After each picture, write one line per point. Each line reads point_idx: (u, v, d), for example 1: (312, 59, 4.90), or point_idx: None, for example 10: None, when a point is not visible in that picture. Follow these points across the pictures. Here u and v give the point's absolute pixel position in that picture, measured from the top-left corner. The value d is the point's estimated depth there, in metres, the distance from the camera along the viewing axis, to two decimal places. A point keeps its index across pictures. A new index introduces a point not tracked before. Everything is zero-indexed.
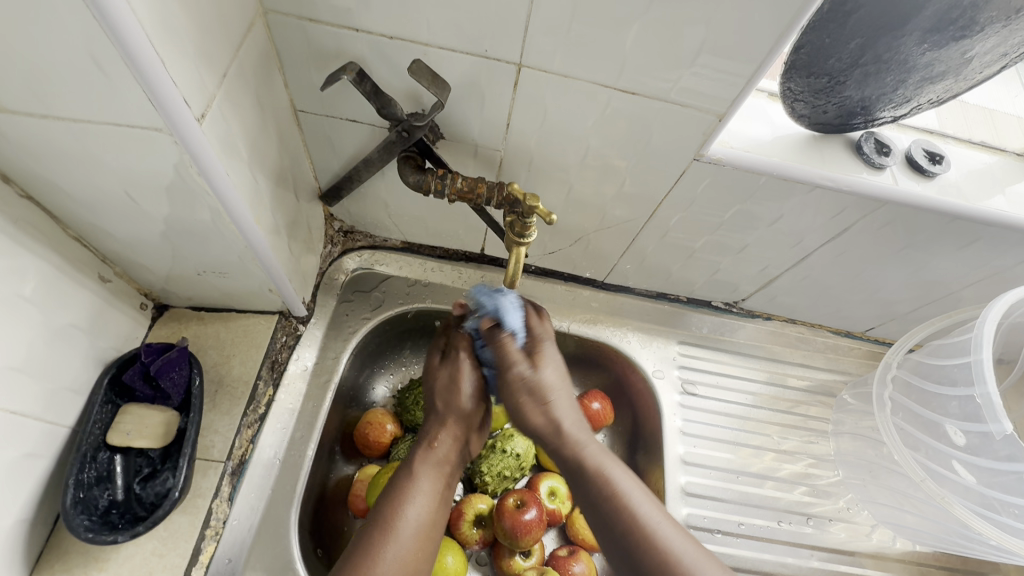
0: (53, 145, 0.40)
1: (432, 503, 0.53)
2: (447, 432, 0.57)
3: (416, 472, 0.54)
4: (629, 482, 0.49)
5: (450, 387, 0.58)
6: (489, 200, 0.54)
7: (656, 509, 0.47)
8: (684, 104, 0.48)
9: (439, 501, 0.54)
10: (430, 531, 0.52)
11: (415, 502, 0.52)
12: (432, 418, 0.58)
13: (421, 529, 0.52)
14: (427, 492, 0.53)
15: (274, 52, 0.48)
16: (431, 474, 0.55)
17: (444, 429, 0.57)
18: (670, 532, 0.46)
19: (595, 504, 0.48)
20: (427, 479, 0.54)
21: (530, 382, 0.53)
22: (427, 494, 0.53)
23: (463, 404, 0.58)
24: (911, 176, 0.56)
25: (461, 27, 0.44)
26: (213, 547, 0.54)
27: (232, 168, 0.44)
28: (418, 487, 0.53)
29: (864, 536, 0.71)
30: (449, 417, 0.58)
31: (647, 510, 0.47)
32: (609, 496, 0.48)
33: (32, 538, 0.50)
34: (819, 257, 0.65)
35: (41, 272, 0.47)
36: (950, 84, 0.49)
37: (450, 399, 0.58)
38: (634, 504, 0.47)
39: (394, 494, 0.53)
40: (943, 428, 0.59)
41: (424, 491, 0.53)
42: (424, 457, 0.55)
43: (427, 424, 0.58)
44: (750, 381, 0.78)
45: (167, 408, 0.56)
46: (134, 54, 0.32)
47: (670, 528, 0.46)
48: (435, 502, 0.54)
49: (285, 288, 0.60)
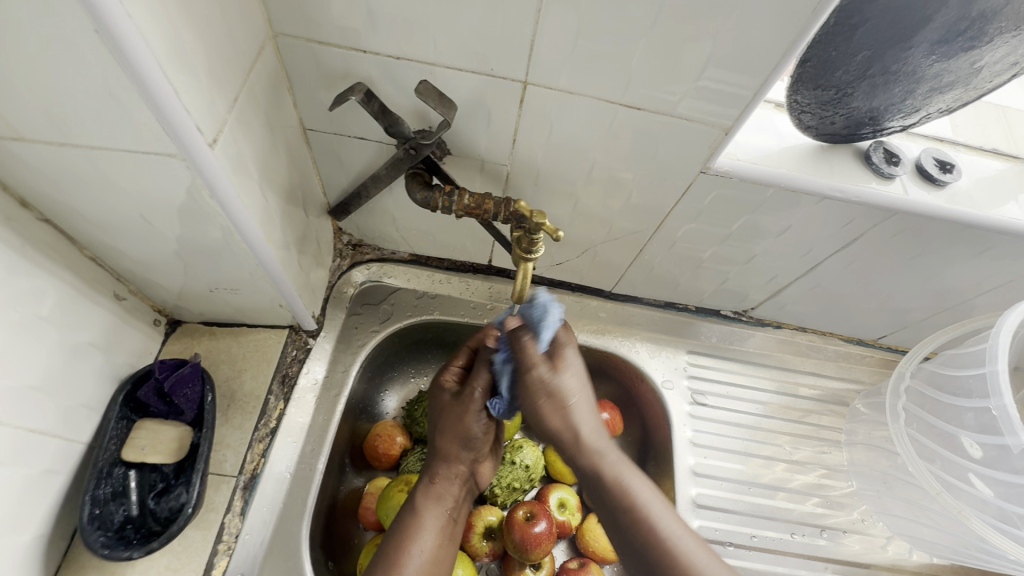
0: (70, 170, 0.40)
1: (437, 538, 0.54)
2: (448, 467, 0.58)
3: (419, 510, 0.55)
4: (656, 501, 0.50)
5: (455, 426, 0.58)
6: (496, 215, 0.54)
7: (676, 519, 0.49)
8: (691, 118, 0.48)
9: (444, 535, 0.55)
10: (438, 563, 0.53)
11: (419, 540, 0.53)
12: (434, 455, 0.58)
13: (429, 563, 0.52)
14: (432, 528, 0.54)
15: (283, 74, 0.49)
16: (435, 511, 0.55)
17: (445, 464, 0.58)
18: (690, 544, 0.48)
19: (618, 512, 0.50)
20: (431, 514, 0.55)
21: (549, 386, 0.53)
22: (431, 530, 0.54)
23: (467, 441, 0.58)
24: (922, 185, 0.56)
25: (467, 46, 0.44)
26: (225, 561, 0.55)
27: (243, 190, 0.45)
28: (421, 524, 0.54)
29: (879, 548, 0.70)
30: (449, 454, 0.58)
31: (665, 519, 0.49)
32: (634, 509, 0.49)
33: (49, 553, 0.51)
34: (829, 266, 0.65)
35: (58, 292, 0.48)
36: (959, 94, 0.49)
37: (454, 437, 0.58)
38: (653, 514, 0.49)
39: (398, 532, 0.53)
40: (959, 441, 0.58)
41: (430, 526, 0.54)
42: (425, 493, 0.56)
43: (430, 457, 0.58)
44: (760, 390, 0.77)
45: (179, 423, 0.56)
46: (149, 84, 0.33)
47: (691, 541, 0.48)
48: (441, 537, 0.54)
49: (295, 303, 0.61)
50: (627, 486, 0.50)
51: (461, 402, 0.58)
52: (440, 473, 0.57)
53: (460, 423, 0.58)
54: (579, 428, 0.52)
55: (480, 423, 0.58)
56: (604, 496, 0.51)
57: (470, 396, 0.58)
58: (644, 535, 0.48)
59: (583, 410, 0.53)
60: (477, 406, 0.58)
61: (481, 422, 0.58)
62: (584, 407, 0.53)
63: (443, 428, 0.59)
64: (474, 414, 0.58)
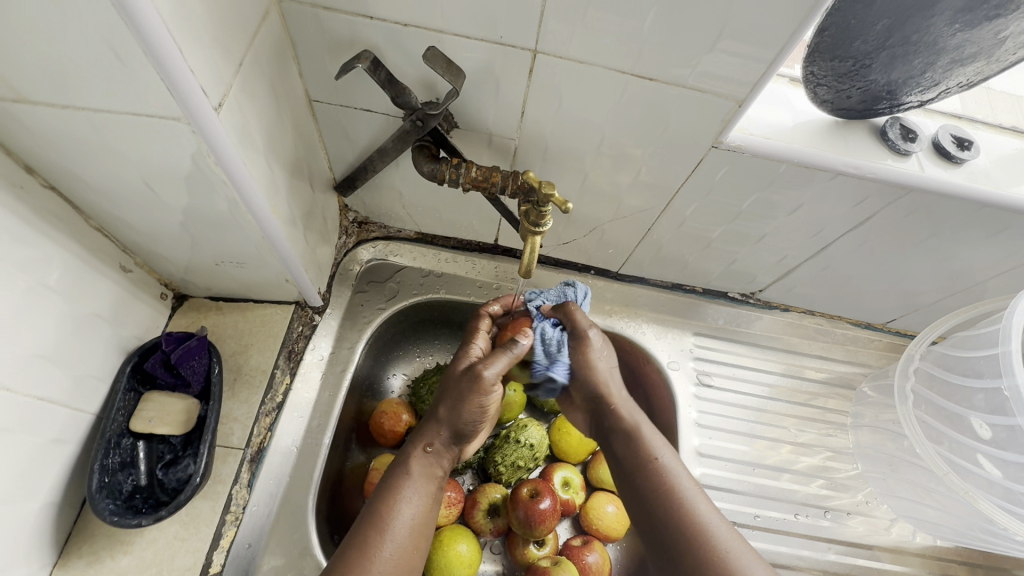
0: (73, 135, 0.40)
1: (425, 504, 0.53)
2: (442, 437, 0.57)
3: (409, 473, 0.54)
4: (685, 476, 0.53)
5: (459, 395, 0.57)
6: (503, 189, 0.53)
7: (691, 480, 0.53)
8: (704, 89, 0.47)
9: (432, 501, 0.54)
10: (420, 535, 0.52)
11: (410, 504, 0.52)
12: (432, 419, 0.58)
13: (415, 529, 0.52)
14: (421, 493, 0.54)
15: (288, 42, 0.48)
16: (424, 478, 0.55)
17: (440, 433, 0.57)
18: (706, 507, 0.50)
19: (637, 475, 0.53)
20: (421, 479, 0.54)
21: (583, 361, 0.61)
22: (418, 496, 0.53)
23: (466, 415, 0.57)
24: (938, 163, 0.54)
25: (476, 13, 0.43)
26: (233, 531, 0.55)
27: (250, 159, 0.45)
28: (412, 489, 0.53)
29: (882, 530, 0.70)
30: (446, 424, 0.57)
31: (684, 481, 0.52)
32: (654, 469, 0.53)
33: (60, 520, 0.51)
34: (839, 246, 0.64)
35: (65, 262, 0.48)
36: (980, 67, 0.48)
37: (455, 407, 0.57)
38: (672, 473, 0.53)
39: (387, 493, 0.53)
40: (968, 422, 0.58)
41: (419, 493, 0.53)
42: (418, 459, 0.56)
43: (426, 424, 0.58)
44: (767, 373, 0.77)
45: (187, 395, 0.57)
46: (153, 42, 0.32)
47: (704, 501, 0.51)
48: (429, 503, 0.54)
49: (301, 278, 0.61)
50: (649, 445, 0.55)
51: (472, 378, 0.57)
52: (433, 441, 0.57)
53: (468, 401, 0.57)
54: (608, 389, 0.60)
55: (486, 402, 0.58)
56: (626, 455, 0.55)
57: (482, 375, 0.57)
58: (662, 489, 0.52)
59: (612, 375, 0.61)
60: (488, 389, 0.57)
61: (484, 402, 0.58)
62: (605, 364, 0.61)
63: (447, 399, 0.58)
64: (480, 393, 0.57)
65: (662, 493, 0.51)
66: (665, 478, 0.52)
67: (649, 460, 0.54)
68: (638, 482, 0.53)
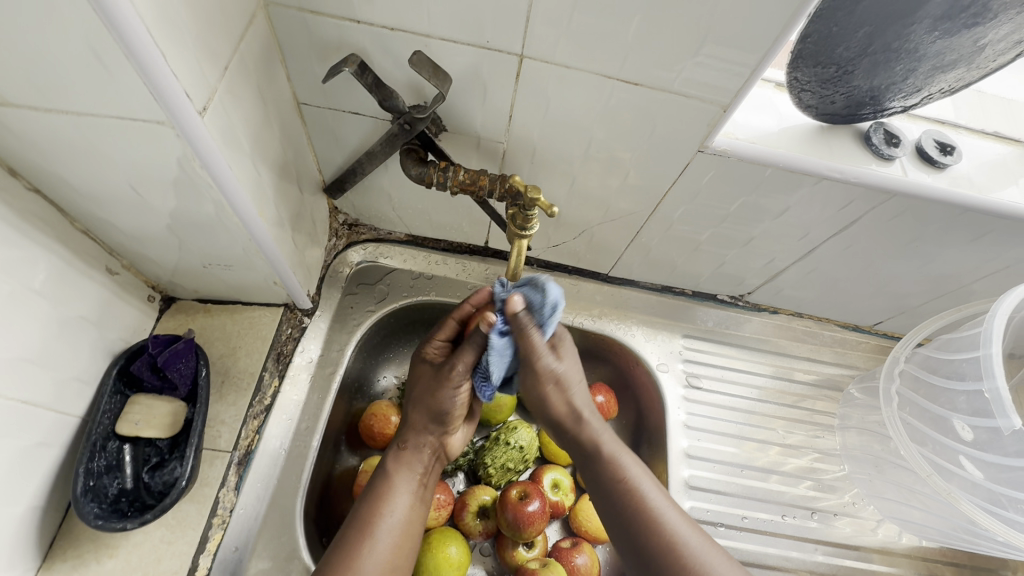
0: (56, 137, 0.40)
1: (408, 502, 0.54)
2: (421, 434, 0.58)
3: (389, 474, 0.56)
4: (652, 487, 0.53)
5: (428, 393, 0.58)
6: (491, 192, 0.54)
7: (667, 499, 0.52)
8: (689, 95, 0.47)
9: (417, 501, 0.55)
10: (408, 531, 0.53)
11: (392, 504, 0.53)
12: (405, 424, 0.59)
13: (397, 527, 0.52)
14: (405, 493, 0.55)
15: (275, 45, 0.48)
16: (408, 478, 0.56)
17: (417, 433, 0.58)
18: (681, 523, 0.51)
19: (611, 494, 0.53)
20: (404, 480, 0.56)
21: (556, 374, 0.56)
22: (403, 493, 0.55)
23: (441, 412, 0.58)
24: (922, 168, 0.55)
25: (463, 19, 0.44)
26: (220, 535, 0.55)
27: (235, 160, 0.45)
28: (394, 489, 0.54)
29: (870, 531, 0.71)
30: (422, 423, 0.59)
31: (656, 497, 0.52)
32: (626, 489, 0.52)
33: (44, 524, 0.51)
34: (826, 249, 0.65)
35: (49, 264, 0.48)
36: (961, 73, 0.48)
37: (427, 405, 0.58)
38: (646, 493, 0.52)
39: (371, 497, 0.54)
40: (951, 424, 0.59)
41: (402, 492, 0.55)
42: (397, 458, 0.57)
43: (404, 427, 0.59)
44: (756, 375, 0.78)
45: (174, 398, 0.56)
46: (134, 44, 0.32)
47: (674, 511, 0.51)
48: (413, 502, 0.55)
49: (290, 281, 0.61)
50: (622, 464, 0.54)
51: (440, 375, 0.58)
52: (411, 442, 0.58)
53: (434, 399, 0.58)
54: (577, 406, 0.57)
55: (454, 396, 0.58)
56: (598, 477, 0.54)
57: (449, 369, 0.57)
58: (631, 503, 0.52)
59: (581, 396, 0.58)
60: (454, 381, 0.57)
61: (456, 396, 0.58)
62: (578, 389, 0.58)
63: (418, 402, 0.59)
64: (450, 390, 0.57)
65: (637, 514, 0.51)
66: (637, 498, 0.52)
67: (622, 480, 0.53)
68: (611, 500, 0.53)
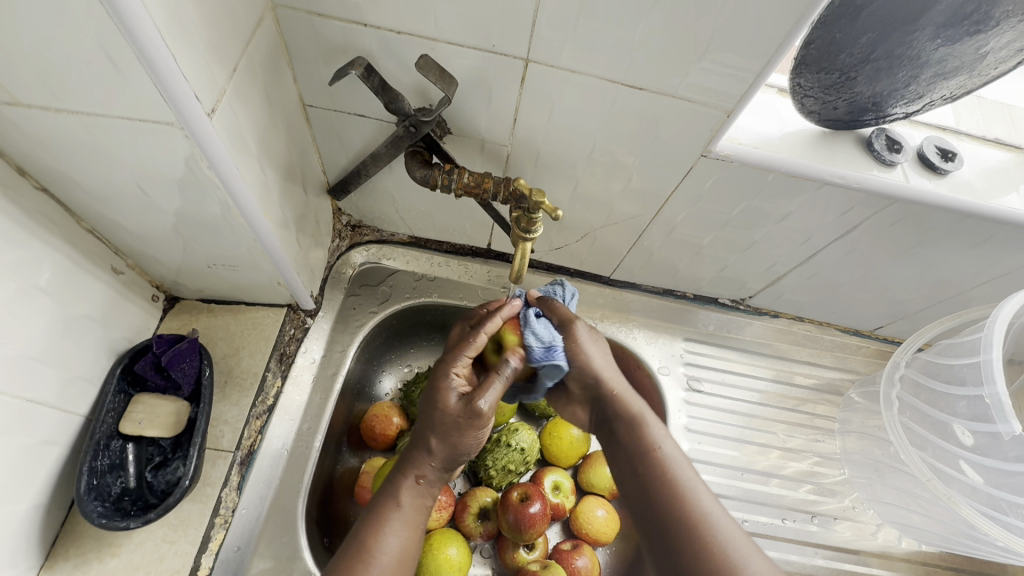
0: (66, 138, 0.40)
1: (413, 540, 0.50)
2: (436, 469, 0.52)
3: (397, 508, 0.50)
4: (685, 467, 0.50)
5: (453, 427, 0.51)
6: (495, 194, 0.54)
7: (694, 473, 0.50)
8: (692, 99, 0.48)
9: (419, 534, 0.51)
10: (407, 566, 0.49)
11: (392, 540, 0.49)
12: (422, 453, 0.52)
13: (400, 563, 0.48)
14: (408, 528, 0.50)
15: (283, 47, 0.48)
16: (413, 510, 0.51)
17: (433, 467, 0.52)
18: (708, 498, 0.48)
19: (638, 464, 0.51)
20: (410, 514, 0.51)
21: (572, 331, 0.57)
22: (409, 531, 0.50)
23: (459, 450, 0.52)
24: (923, 174, 0.55)
25: (469, 23, 0.44)
26: (222, 534, 0.55)
27: (242, 161, 0.45)
28: (397, 523, 0.50)
29: (870, 535, 0.71)
30: (438, 454, 0.52)
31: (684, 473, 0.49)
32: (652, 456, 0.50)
33: (47, 523, 0.51)
34: (828, 254, 0.65)
35: (55, 263, 0.48)
36: (963, 80, 0.49)
37: (450, 442, 0.52)
38: (676, 467, 0.50)
39: (373, 528, 0.49)
40: (951, 428, 0.59)
41: (406, 526, 0.50)
42: (409, 491, 0.51)
43: (413, 452, 0.52)
44: (756, 379, 0.78)
45: (177, 398, 0.57)
46: (146, 48, 0.33)
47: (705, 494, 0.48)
48: (416, 534, 0.51)
49: (294, 282, 0.61)
50: (653, 434, 0.52)
51: (468, 414, 0.51)
52: (422, 472, 0.52)
53: (453, 436, 0.51)
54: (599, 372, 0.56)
55: (477, 438, 0.52)
56: (630, 444, 0.52)
57: (477, 409, 0.50)
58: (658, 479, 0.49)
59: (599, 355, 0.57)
60: (481, 423, 0.51)
61: (477, 439, 0.53)
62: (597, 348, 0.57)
63: (434, 432, 0.52)
64: (476, 429, 0.52)
65: (663, 483, 0.49)
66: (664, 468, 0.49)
67: (651, 449, 0.51)
68: (638, 467, 0.51)
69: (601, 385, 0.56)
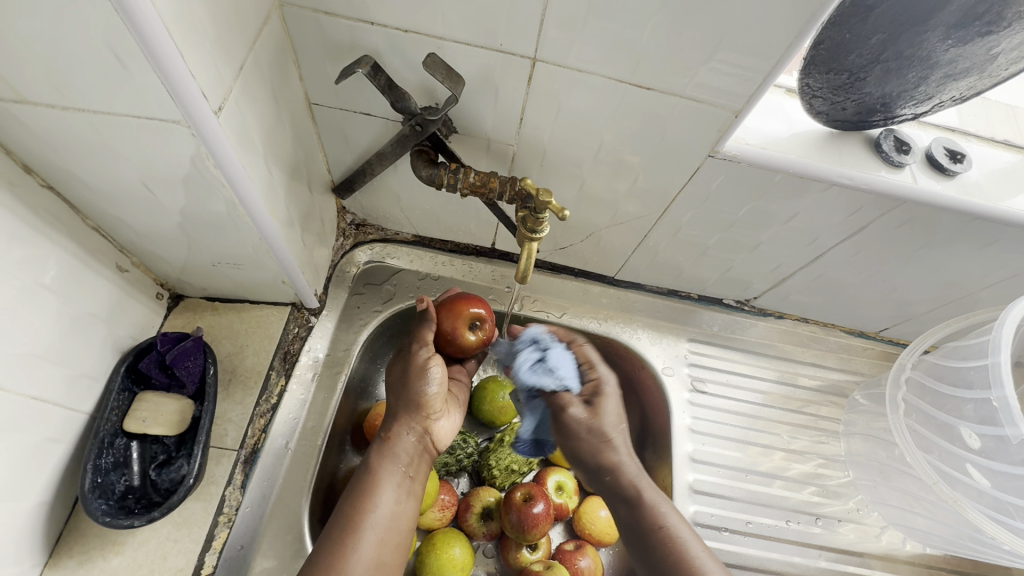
0: (73, 136, 0.40)
1: (393, 495, 0.55)
2: (405, 427, 0.60)
3: (375, 468, 0.56)
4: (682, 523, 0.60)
5: (405, 384, 0.61)
6: (501, 194, 0.54)
7: (693, 535, 0.60)
8: (700, 99, 0.47)
9: (401, 485, 0.56)
10: (395, 516, 0.54)
11: (375, 493, 0.54)
12: (391, 417, 0.61)
13: (385, 514, 0.54)
14: (388, 482, 0.55)
15: (289, 45, 0.48)
16: (390, 464, 0.57)
17: (400, 424, 0.60)
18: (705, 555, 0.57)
19: (648, 537, 0.60)
20: (386, 467, 0.56)
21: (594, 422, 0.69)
22: (390, 488, 0.55)
23: (415, 398, 0.60)
24: (931, 175, 0.55)
25: (477, 22, 0.44)
26: (225, 533, 0.55)
27: (248, 160, 0.45)
28: (377, 479, 0.55)
29: (873, 538, 0.70)
30: (401, 410, 0.61)
31: (682, 530, 0.60)
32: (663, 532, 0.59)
33: (51, 520, 0.51)
34: (834, 255, 0.64)
35: (60, 261, 0.48)
36: (973, 82, 0.48)
37: (407, 397, 0.61)
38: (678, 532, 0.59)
39: (355, 494, 0.54)
40: (958, 431, 0.58)
41: (386, 481, 0.55)
42: (379, 447, 0.58)
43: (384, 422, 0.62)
44: (760, 380, 0.78)
45: (182, 396, 0.57)
46: (154, 46, 0.33)
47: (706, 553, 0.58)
48: (398, 485, 0.56)
49: (298, 280, 0.61)
50: (658, 511, 0.61)
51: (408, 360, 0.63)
52: (393, 431, 0.59)
53: (404, 382, 0.61)
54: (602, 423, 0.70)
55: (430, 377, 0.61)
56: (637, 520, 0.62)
57: (412, 354, 0.63)
58: (663, 543, 0.59)
59: (615, 407, 0.71)
60: (421, 362, 0.62)
61: (428, 381, 0.61)
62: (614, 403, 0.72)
63: (393, 392, 0.62)
64: (424, 375, 0.61)
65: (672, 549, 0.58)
66: (664, 527, 0.60)
67: (658, 524, 0.60)
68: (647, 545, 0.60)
69: (595, 444, 0.69)
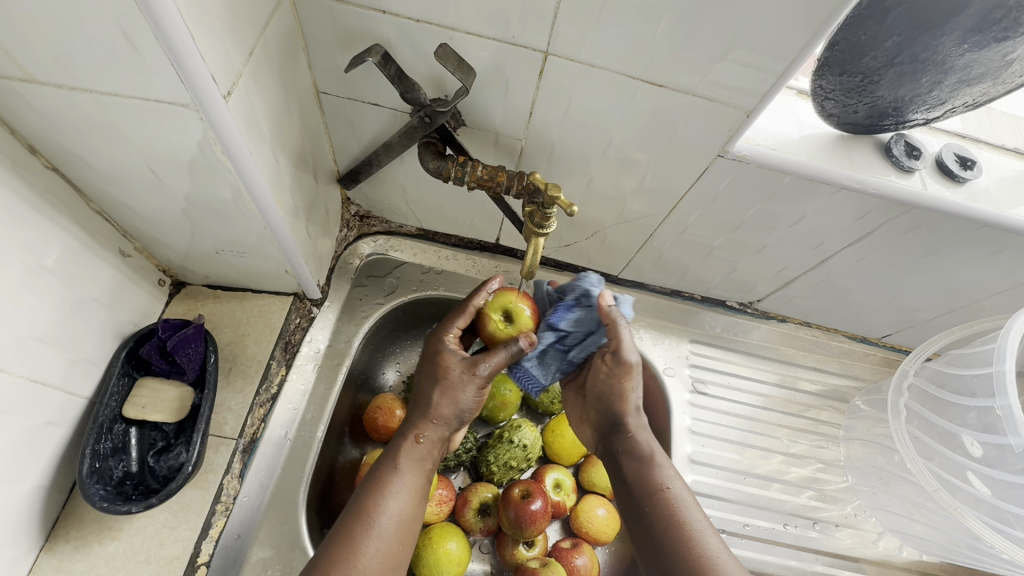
0: (81, 118, 0.40)
1: (413, 502, 0.52)
2: (432, 428, 0.56)
3: (398, 467, 0.53)
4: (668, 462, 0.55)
5: (446, 388, 0.56)
6: (508, 189, 0.54)
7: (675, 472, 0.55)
8: (711, 98, 0.47)
9: (420, 495, 0.53)
10: (411, 526, 0.52)
11: (396, 499, 0.51)
12: (420, 412, 0.56)
13: (403, 524, 0.51)
14: (409, 488, 0.53)
15: (299, 33, 0.48)
16: (413, 471, 0.54)
17: (431, 426, 0.56)
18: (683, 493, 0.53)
19: (650, 500, 0.53)
20: (410, 474, 0.53)
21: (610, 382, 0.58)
22: (408, 494, 0.52)
23: (459, 411, 0.57)
24: (941, 181, 0.55)
25: (489, 13, 0.43)
26: (223, 521, 0.55)
27: (255, 147, 0.44)
28: (399, 484, 0.52)
29: (870, 543, 0.71)
30: (437, 416, 0.56)
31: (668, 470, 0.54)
32: (664, 499, 0.52)
33: (49, 503, 0.51)
34: (840, 259, 0.64)
35: (64, 244, 0.48)
36: (987, 88, 0.48)
37: (447, 400, 0.56)
38: (684, 506, 0.52)
39: (375, 494, 0.51)
40: (959, 439, 0.58)
41: (407, 486, 0.53)
42: (408, 451, 0.55)
43: (413, 416, 0.57)
44: (761, 382, 0.77)
45: (181, 383, 0.56)
46: (163, 27, 0.32)
47: (684, 491, 0.53)
48: (418, 495, 0.53)
49: (302, 271, 0.61)
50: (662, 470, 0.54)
51: (465, 369, 0.56)
52: (423, 434, 0.56)
53: (449, 393, 0.56)
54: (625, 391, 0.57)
55: (475, 398, 0.57)
56: (636, 483, 0.54)
57: (475, 367, 0.56)
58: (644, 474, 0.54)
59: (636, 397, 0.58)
60: (478, 381, 0.56)
61: (476, 397, 0.57)
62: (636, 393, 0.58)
63: (433, 392, 0.57)
64: (472, 388, 0.57)
65: (644, 477, 0.54)
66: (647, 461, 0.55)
67: (661, 487, 0.53)
68: (631, 485, 0.55)
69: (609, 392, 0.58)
